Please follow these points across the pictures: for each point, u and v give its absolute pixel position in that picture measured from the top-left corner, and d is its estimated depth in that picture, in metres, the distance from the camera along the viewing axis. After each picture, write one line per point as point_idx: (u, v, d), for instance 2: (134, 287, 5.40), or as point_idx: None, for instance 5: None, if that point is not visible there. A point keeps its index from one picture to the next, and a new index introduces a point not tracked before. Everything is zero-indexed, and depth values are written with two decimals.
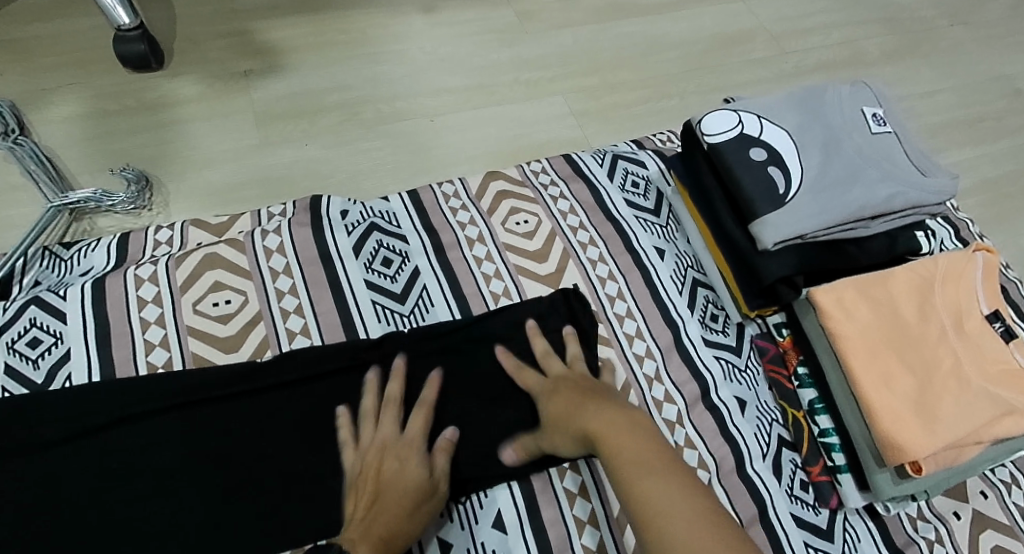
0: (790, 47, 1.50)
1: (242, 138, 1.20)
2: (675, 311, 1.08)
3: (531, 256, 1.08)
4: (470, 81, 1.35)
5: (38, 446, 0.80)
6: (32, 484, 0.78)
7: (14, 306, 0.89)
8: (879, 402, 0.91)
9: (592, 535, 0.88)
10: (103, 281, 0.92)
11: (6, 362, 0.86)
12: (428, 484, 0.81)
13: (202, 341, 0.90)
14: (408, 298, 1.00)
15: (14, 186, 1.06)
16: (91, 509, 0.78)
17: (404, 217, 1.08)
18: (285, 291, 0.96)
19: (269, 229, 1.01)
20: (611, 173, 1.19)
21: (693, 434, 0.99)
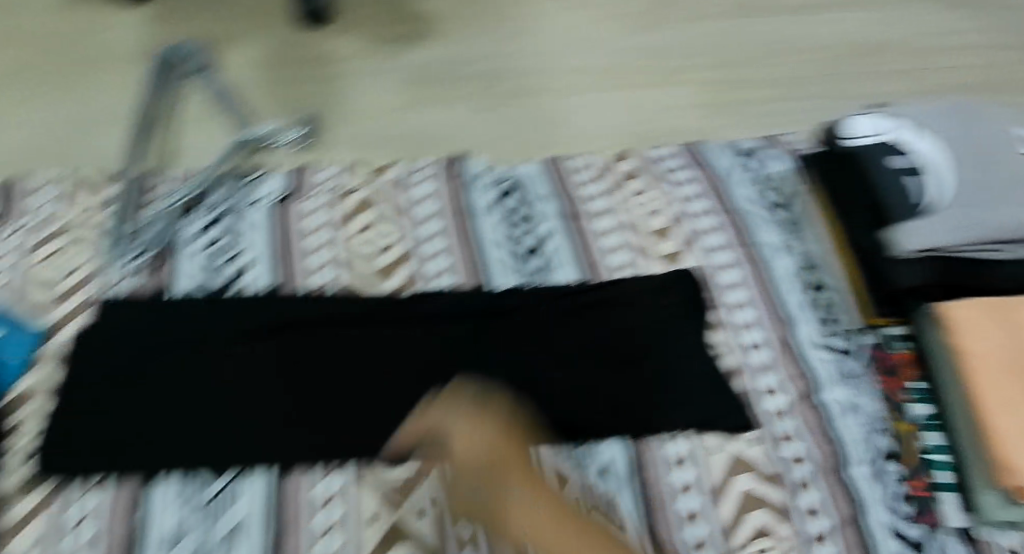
0: (940, 57, 1.44)
1: (395, 99, 1.28)
2: (791, 308, 1.09)
3: (653, 235, 1.11)
4: (600, 63, 1.34)
5: (221, 338, 0.94)
6: (210, 370, 0.91)
7: (212, 220, 1.07)
8: (1000, 424, 0.88)
9: (690, 500, 0.94)
10: (277, 208, 1.09)
11: (202, 265, 1.03)
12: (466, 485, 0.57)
13: (359, 269, 1.04)
14: (537, 257, 1.07)
15: (210, 126, 1.24)
16: (256, 397, 0.90)
17: (538, 183, 1.15)
18: (431, 236, 1.08)
19: (420, 179, 1.14)
20: (738, 167, 1.21)
21: (797, 426, 1.01)
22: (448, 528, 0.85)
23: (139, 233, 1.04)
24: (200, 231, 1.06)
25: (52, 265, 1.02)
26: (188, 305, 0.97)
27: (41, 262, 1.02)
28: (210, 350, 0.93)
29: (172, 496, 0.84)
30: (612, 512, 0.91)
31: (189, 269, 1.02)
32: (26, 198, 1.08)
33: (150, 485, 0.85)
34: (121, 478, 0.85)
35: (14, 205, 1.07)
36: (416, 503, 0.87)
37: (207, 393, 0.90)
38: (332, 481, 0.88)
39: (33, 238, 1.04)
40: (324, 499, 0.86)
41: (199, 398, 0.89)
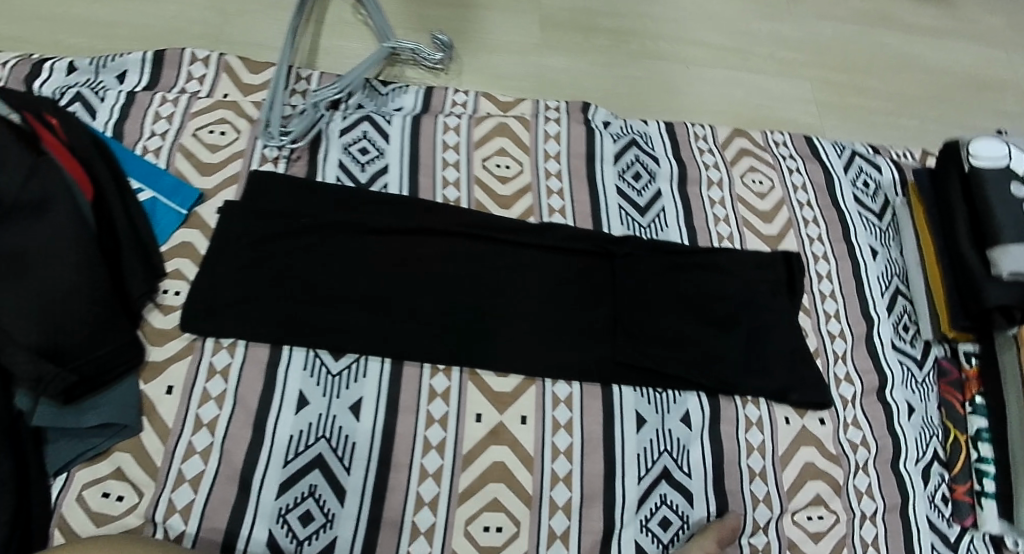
0: None
1: (526, 36, 1.30)
2: (874, 308, 1.14)
3: (759, 214, 1.15)
4: (729, 42, 1.37)
5: (358, 229, 1.01)
6: (344, 259, 0.99)
7: (353, 118, 1.10)
8: None
9: (757, 460, 1.00)
10: (420, 120, 1.12)
11: (341, 160, 1.07)
12: None
13: (485, 191, 1.08)
14: (649, 213, 1.11)
15: (345, 22, 1.25)
16: (387, 292, 0.98)
17: (658, 142, 1.17)
18: (553, 173, 1.11)
19: (553, 117, 1.16)
20: (847, 166, 1.23)
21: (861, 416, 1.07)
22: (546, 436, 0.95)
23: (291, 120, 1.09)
24: (341, 126, 1.09)
25: (205, 134, 1.05)
26: (328, 196, 1.02)
27: (194, 129, 1.05)
28: (343, 239, 1.00)
29: (299, 364, 0.92)
30: (685, 456, 0.98)
31: (328, 162, 1.06)
32: (184, 64, 1.12)
33: (278, 352, 0.93)
34: (251, 341, 0.93)
35: (171, 70, 1.12)
36: (518, 410, 0.96)
37: (339, 279, 0.97)
38: (445, 378, 0.96)
39: (188, 104, 1.07)
40: (437, 392, 0.95)
41: (331, 280, 0.97)
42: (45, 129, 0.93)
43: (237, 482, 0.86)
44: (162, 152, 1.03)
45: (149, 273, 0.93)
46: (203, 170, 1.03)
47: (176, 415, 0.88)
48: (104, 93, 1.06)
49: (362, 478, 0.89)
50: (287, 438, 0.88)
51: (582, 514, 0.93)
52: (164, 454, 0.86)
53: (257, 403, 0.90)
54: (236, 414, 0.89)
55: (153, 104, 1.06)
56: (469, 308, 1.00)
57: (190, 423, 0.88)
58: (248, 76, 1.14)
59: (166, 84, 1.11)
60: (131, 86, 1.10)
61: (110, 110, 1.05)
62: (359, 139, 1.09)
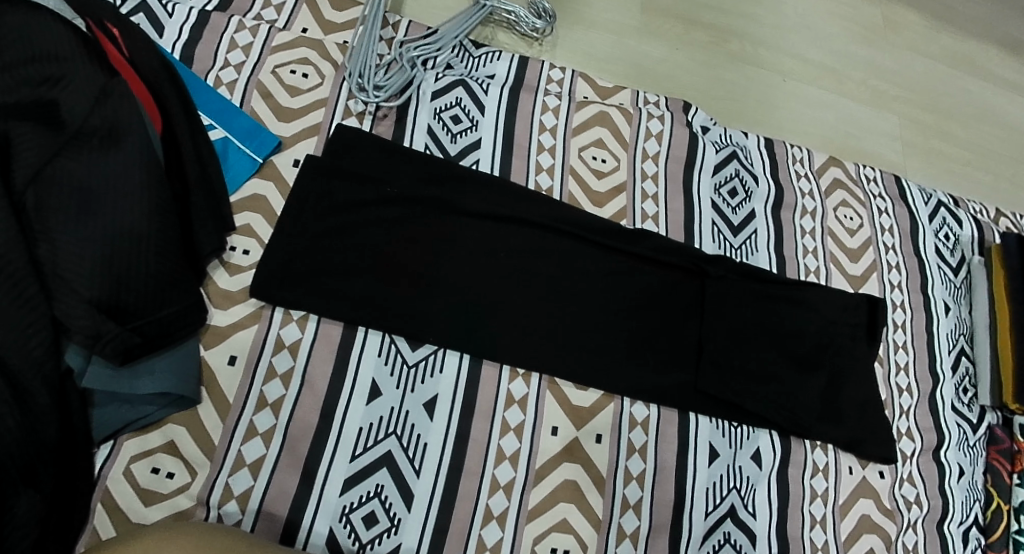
0: None
1: (626, 19, 1.21)
2: (941, 366, 1.12)
3: (847, 251, 1.11)
4: (825, 61, 1.30)
5: (444, 208, 0.91)
6: (428, 238, 0.89)
7: (447, 81, 1.00)
8: None
9: (819, 507, 0.98)
10: (517, 95, 1.03)
11: (431, 125, 0.97)
12: None
13: (579, 184, 1.01)
14: (741, 233, 1.05)
15: None
16: (470, 282, 0.89)
17: (756, 159, 1.11)
18: (649, 175, 1.04)
19: (655, 114, 1.08)
20: (931, 215, 1.20)
21: (916, 473, 1.06)
22: (619, 459, 0.90)
23: (383, 65, 0.99)
24: (434, 88, 0.99)
25: (286, 73, 0.94)
26: (417, 165, 0.91)
27: (274, 65, 0.94)
28: (432, 218, 0.90)
29: (374, 350, 0.85)
30: (752, 495, 0.95)
31: (418, 126, 0.96)
32: None
33: (353, 333, 0.85)
34: (324, 318, 0.84)
35: None
36: (594, 428, 0.90)
37: (425, 260, 0.88)
38: (524, 384, 0.89)
39: (268, 35, 0.95)
40: (514, 398, 0.88)
41: (418, 262, 0.88)
42: (108, 40, 0.79)
43: (300, 470, 0.79)
44: (236, 86, 0.92)
45: (217, 224, 0.82)
46: (281, 115, 0.92)
47: (238, 390, 0.80)
48: (173, 7, 0.93)
49: (432, 483, 0.82)
50: (357, 430, 0.82)
51: (648, 544, 0.89)
52: (222, 433, 0.78)
53: (327, 388, 0.82)
54: (304, 396, 0.81)
55: (228, 30, 0.94)
56: (557, 310, 0.92)
57: (253, 401, 0.80)
58: (333, 14, 1.02)
59: (240, 8, 0.98)
60: (200, 3, 0.96)
61: (178, 29, 0.92)
62: (451, 105, 0.99)
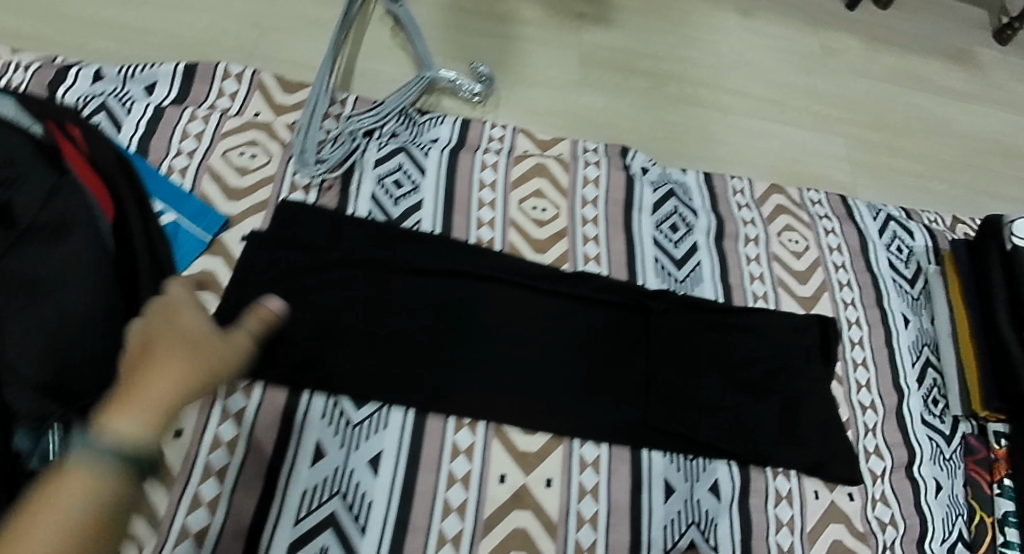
0: None
1: (566, 73, 1.28)
2: (905, 380, 1.12)
3: (795, 274, 1.14)
4: (766, 93, 1.38)
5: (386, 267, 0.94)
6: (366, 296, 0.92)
7: (388, 148, 1.04)
8: None
9: (786, 536, 0.96)
10: (457, 155, 1.07)
11: (373, 192, 1.00)
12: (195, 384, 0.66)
13: (520, 235, 1.04)
14: (685, 266, 1.09)
15: (385, 44, 1.21)
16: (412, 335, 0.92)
17: (695, 194, 1.15)
18: (589, 220, 1.08)
19: (592, 161, 1.12)
20: (881, 230, 1.23)
21: (890, 492, 1.04)
22: (571, 503, 0.90)
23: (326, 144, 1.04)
24: (375, 157, 1.03)
25: (234, 155, 0.99)
26: (363, 227, 0.96)
27: (223, 150, 0.99)
28: (370, 277, 0.94)
29: (317, 412, 0.87)
30: (713, 529, 0.94)
31: (360, 193, 1.00)
32: (216, 80, 1.06)
33: (297, 397, 0.87)
34: (269, 385, 0.87)
35: (202, 85, 1.05)
36: (544, 472, 0.90)
37: (369, 316, 0.91)
38: (469, 433, 0.90)
39: (218, 122, 1.01)
40: (460, 448, 0.89)
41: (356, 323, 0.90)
42: (66, 142, 0.83)
43: (243, 538, 0.80)
44: (188, 171, 0.97)
45: None
46: (230, 195, 0.96)
47: (184, 462, 0.82)
48: (131, 105, 1.00)
49: (378, 539, 0.83)
50: (301, 493, 0.83)
51: None
52: (168, 504, 0.80)
53: (271, 451, 0.84)
54: (247, 463, 0.83)
55: (181, 121, 1.00)
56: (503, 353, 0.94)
57: (199, 471, 0.82)
58: (282, 96, 1.07)
59: (196, 99, 1.04)
60: (159, 99, 1.03)
61: (135, 124, 0.98)
62: (393, 171, 1.03)
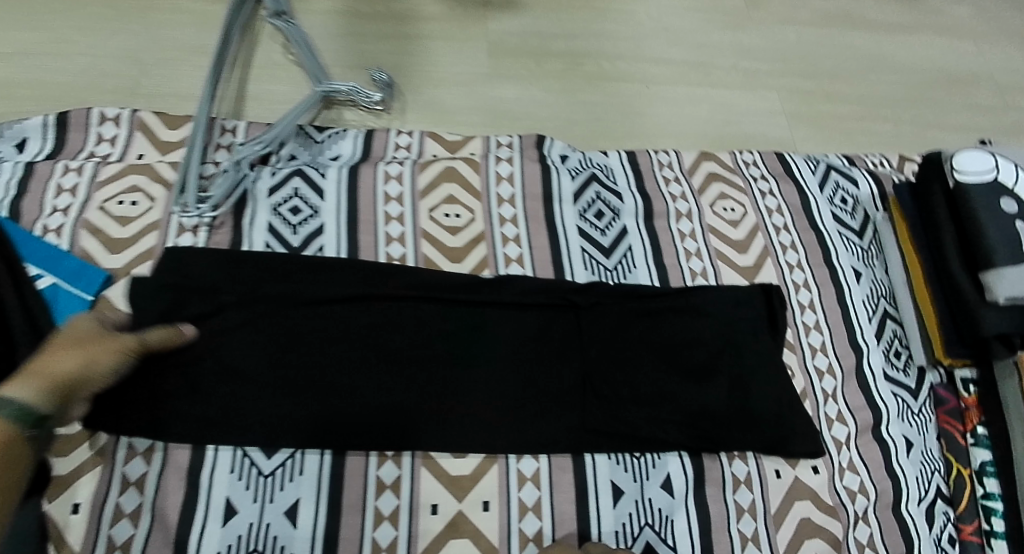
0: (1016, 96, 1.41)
1: (474, 66, 1.22)
2: (862, 337, 1.07)
3: (733, 244, 1.09)
4: (690, 57, 1.32)
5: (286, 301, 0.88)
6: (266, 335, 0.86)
7: (282, 173, 0.99)
8: None
9: (748, 523, 0.92)
10: (357, 170, 1.01)
11: (270, 222, 0.95)
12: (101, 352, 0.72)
13: (433, 246, 0.98)
14: (614, 254, 1.03)
15: (277, 63, 1.15)
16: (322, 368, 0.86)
17: (620, 174, 1.11)
18: (507, 219, 1.02)
19: (503, 157, 1.07)
20: (822, 183, 1.18)
21: (857, 459, 0.99)
22: (511, 523, 0.86)
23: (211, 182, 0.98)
24: (269, 183, 0.98)
25: (114, 205, 0.94)
26: (258, 262, 0.90)
27: (102, 200, 0.94)
28: (267, 315, 0.87)
29: (225, 467, 0.83)
30: (669, 527, 0.90)
31: (255, 225, 0.95)
32: (92, 126, 1.01)
33: (202, 453, 0.83)
34: (170, 447, 0.83)
35: (78, 133, 1.00)
36: (479, 495, 0.87)
37: (272, 355, 0.86)
38: (394, 466, 0.86)
39: (95, 170, 0.96)
40: (385, 484, 0.86)
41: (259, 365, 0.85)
42: None
43: None
44: (64, 230, 0.92)
45: None
46: (113, 247, 0.92)
47: (86, 538, 0.79)
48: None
49: None
50: None
51: None
52: None
53: (179, 515, 0.81)
54: (155, 532, 0.80)
55: (54, 175, 0.95)
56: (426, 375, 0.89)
57: (103, 546, 0.79)
58: (166, 133, 1.03)
59: (73, 150, 0.99)
60: (33, 155, 0.98)
61: (5, 186, 0.93)
62: (290, 197, 0.98)
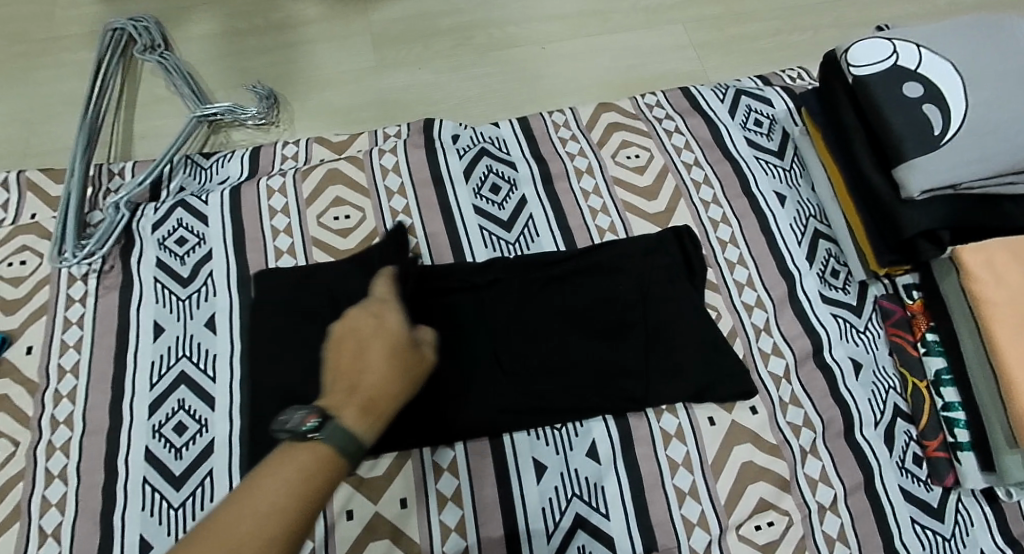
0: None
1: (361, 60, 1.20)
2: (791, 263, 1.01)
3: (641, 193, 1.04)
4: (586, 7, 1.27)
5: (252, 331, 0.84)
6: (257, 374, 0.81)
7: (165, 207, 0.98)
8: (1004, 339, 0.82)
9: (685, 477, 0.87)
10: (239, 190, 1.00)
11: (158, 257, 0.95)
12: (371, 385, 0.63)
13: (325, 251, 0.96)
14: (515, 226, 1.00)
15: (158, 97, 1.15)
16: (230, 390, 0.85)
17: (513, 144, 1.08)
18: (399, 210, 1.00)
19: (387, 148, 1.04)
20: (732, 110, 1.13)
21: (800, 391, 0.94)
22: (432, 517, 0.84)
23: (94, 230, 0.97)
24: (153, 219, 0.97)
25: (4, 268, 0.94)
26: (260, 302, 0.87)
27: None
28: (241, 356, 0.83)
29: (137, 506, 0.81)
30: (600, 494, 0.86)
31: (143, 263, 0.94)
32: None
33: (112, 498, 0.81)
34: (77, 499, 0.81)
35: None
36: (396, 493, 0.85)
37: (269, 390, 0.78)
38: None
39: None
40: None
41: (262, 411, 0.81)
42: None
43: None
44: None
45: None
46: (6, 309, 0.92)
47: None
48: None
49: None
50: None
51: None
52: None
53: None
54: None
55: None
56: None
57: None
58: (56, 187, 1.02)
59: None
60: None
61: None
62: (175, 229, 0.97)
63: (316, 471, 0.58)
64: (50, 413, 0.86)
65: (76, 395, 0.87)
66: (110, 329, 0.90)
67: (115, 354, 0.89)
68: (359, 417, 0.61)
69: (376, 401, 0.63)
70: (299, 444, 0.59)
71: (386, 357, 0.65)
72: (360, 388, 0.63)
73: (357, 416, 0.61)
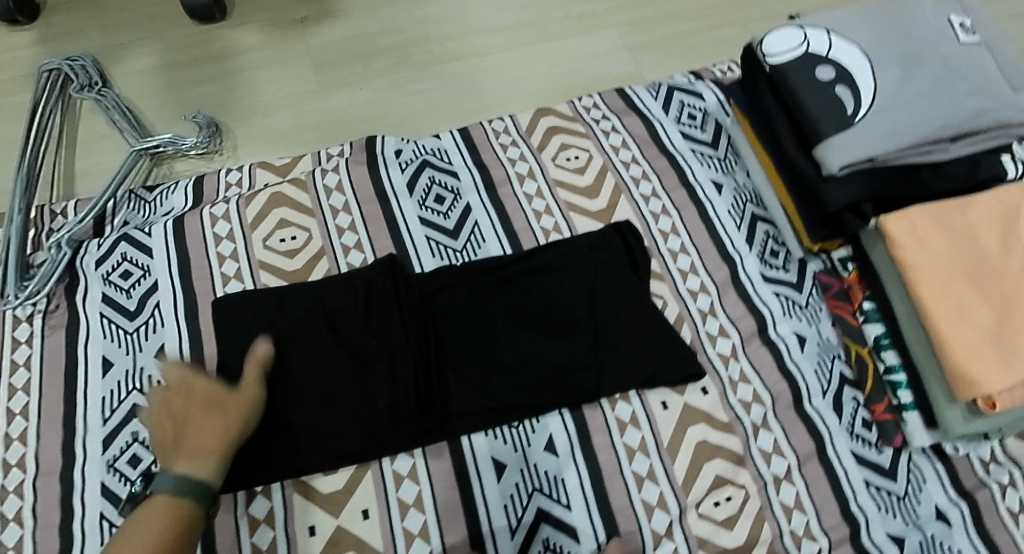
0: None
1: (302, 84, 1.21)
2: (732, 247, 1.04)
3: (582, 192, 1.07)
4: (521, 17, 1.31)
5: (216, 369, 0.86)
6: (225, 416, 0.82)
7: (108, 242, 0.98)
8: (932, 300, 0.86)
9: (642, 462, 0.90)
10: (182, 219, 1.00)
11: (104, 293, 0.95)
12: (205, 436, 0.77)
13: (273, 273, 0.97)
14: (461, 234, 1.02)
15: (98, 134, 1.15)
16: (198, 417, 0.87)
17: (455, 154, 1.10)
18: (346, 227, 1.01)
19: (329, 167, 1.06)
20: (665, 106, 1.17)
21: (748, 370, 0.97)
22: (394, 524, 0.85)
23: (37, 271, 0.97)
24: (96, 256, 0.97)
25: None
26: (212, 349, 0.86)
27: None
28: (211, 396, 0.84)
29: (95, 543, 0.81)
30: (560, 487, 0.88)
31: (90, 299, 0.94)
32: None
33: (68, 536, 0.81)
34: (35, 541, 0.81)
35: None
36: (358, 505, 0.85)
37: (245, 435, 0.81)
38: (264, 500, 0.85)
39: None
40: (257, 520, 0.84)
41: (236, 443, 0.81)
42: None
43: None
44: None
45: None
46: None
47: None
48: None
49: None
50: None
51: None
52: None
53: None
54: None
55: None
56: (282, 397, 0.87)
57: None
58: None
59: None
60: None
61: None
62: (119, 264, 0.97)
63: (171, 520, 0.70)
64: (1, 458, 0.85)
65: (27, 437, 0.86)
66: (59, 367, 0.90)
67: (65, 394, 0.89)
68: (189, 463, 0.75)
69: (202, 446, 0.76)
70: (152, 504, 0.71)
71: (205, 415, 0.79)
72: (181, 435, 0.77)
73: (187, 462, 0.75)
